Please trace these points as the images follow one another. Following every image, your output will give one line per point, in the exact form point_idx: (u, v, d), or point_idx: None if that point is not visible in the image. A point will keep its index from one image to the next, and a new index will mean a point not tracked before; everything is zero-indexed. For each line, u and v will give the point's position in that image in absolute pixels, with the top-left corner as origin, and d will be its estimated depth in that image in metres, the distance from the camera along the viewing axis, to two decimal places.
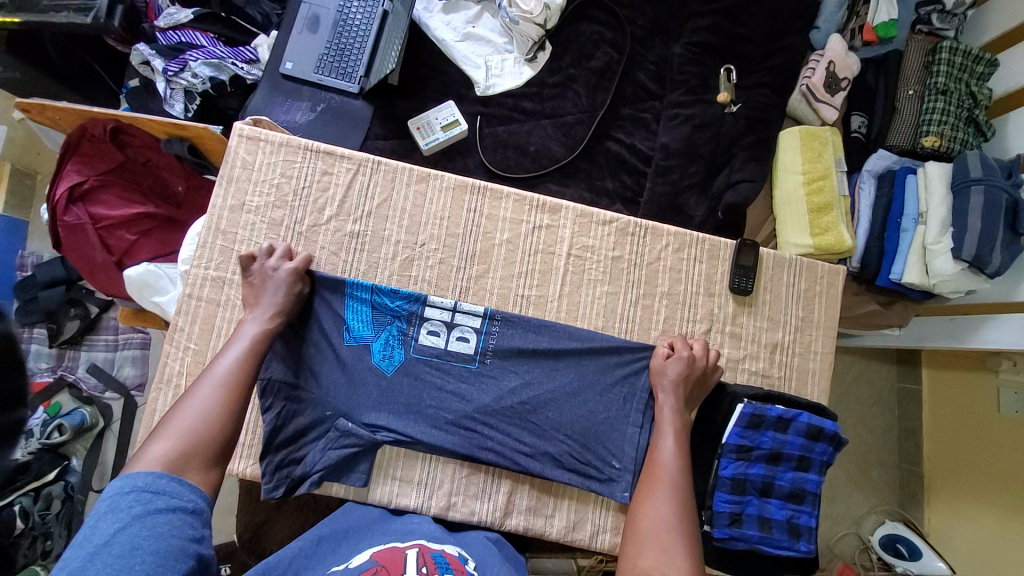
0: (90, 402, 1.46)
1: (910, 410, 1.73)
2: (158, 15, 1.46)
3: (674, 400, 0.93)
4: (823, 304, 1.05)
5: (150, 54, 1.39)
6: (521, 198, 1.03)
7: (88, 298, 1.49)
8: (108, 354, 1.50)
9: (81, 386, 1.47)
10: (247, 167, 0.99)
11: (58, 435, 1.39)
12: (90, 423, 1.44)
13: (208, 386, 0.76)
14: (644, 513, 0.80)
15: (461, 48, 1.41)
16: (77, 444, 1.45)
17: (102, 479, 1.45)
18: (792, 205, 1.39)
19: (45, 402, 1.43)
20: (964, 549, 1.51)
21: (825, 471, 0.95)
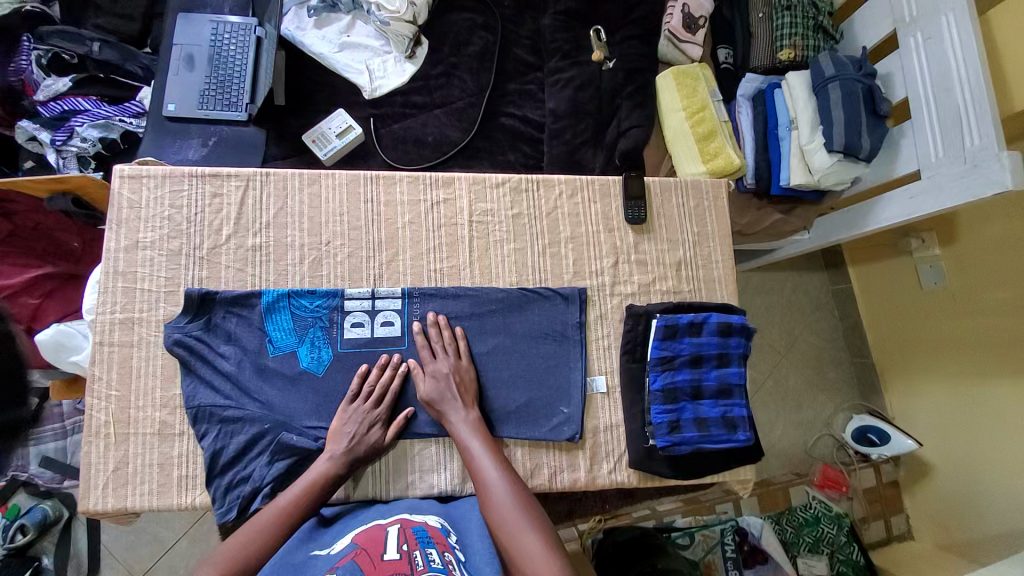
0: (49, 496, 1.43)
1: (847, 307, 1.86)
2: (36, 89, 1.45)
3: (461, 410, 0.93)
4: (714, 216, 1.13)
5: (36, 128, 1.40)
6: (415, 178, 1.07)
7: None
8: (59, 444, 1.38)
9: (36, 483, 1.37)
10: (134, 206, 0.99)
11: (22, 536, 1.37)
12: (53, 518, 1.41)
13: (264, 516, 0.82)
14: (495, 515, 0.82)
15: (341, 59, 1.45)
16: (46, 541, 1.42)
17: (77, 573, 1.43)
18: (681, 138, 1.48)
19: (2, 507, 1.40)
20: (929, 422, 1.62)
21: (744, 361, 1.02)
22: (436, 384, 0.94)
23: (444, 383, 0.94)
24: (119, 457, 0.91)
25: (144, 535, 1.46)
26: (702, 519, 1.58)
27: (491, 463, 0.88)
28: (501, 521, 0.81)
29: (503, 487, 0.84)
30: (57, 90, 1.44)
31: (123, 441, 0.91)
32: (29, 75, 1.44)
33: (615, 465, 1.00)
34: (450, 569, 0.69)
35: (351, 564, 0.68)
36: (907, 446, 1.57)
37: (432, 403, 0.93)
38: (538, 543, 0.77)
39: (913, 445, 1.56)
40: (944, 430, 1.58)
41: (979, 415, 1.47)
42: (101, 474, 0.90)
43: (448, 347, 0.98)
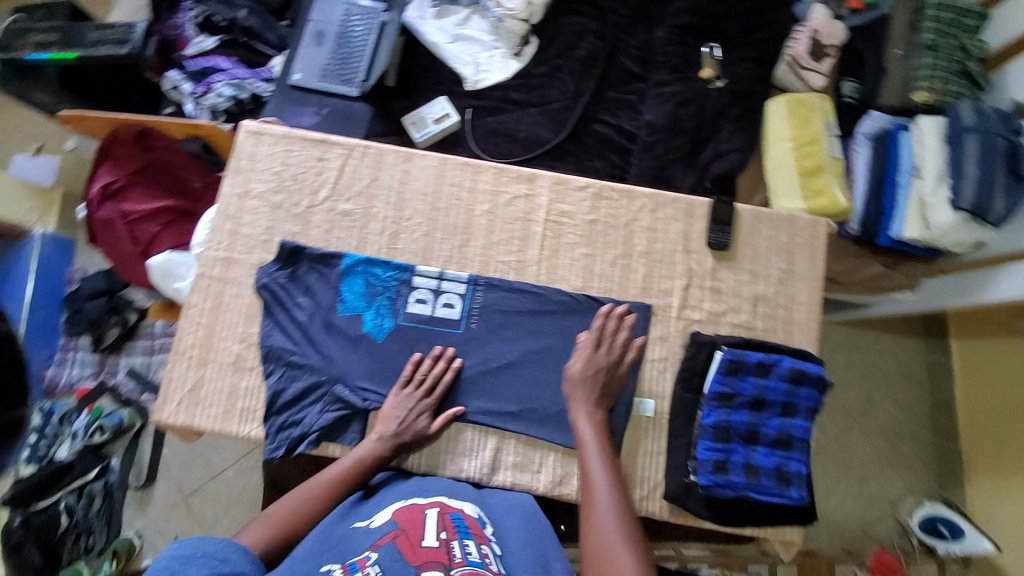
0: (128, 404, 1.63)
1: (941, 383, 1.65)
2: (187, 45, 1.63)
3: (586, 406, 0.92)
4: (805, 256, 1.06)
5: (180, 79, 1.59)
6: (501, 170, 1.09)
7: (129, 308, 1.69)
8: (146, 358, 1.69)
9: (121, 390, 1.65)
10: (252, 159, 1.10)
11: (100, 436, 1.57)
12: (127, 424, 1.61)
13: (314, 487, 0.87)
14: (593, 528, 0.80)
15: (452, 49, 1.53)
16: (118, 443, 1.61)
17: (138, 477, 1.63)
18: (783, 169, 1.39)
19: (88, 406, 1.59)
20: (1012, 529, 1.40)
21: (811, 416, 0.94)
22: (581, 382, 0.94)
23: (581, 384, 0.93)
24: (195, 377, 1.00)
25: (199, 459, 1.66)
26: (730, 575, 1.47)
27: (600, 473, 0.86)
28: (601, 532, 0.79)
29: (609, 502, 0.82)
30: (204, 48, 1.63)
31: (203, 364, 1.00)
32: (184, 32, 1.64)
33: (649, 492, 0.95)
34: (487, 564, 0.71)
35: (390, 548, 0.72)
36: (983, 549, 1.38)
37: (569, 389, 0.94)
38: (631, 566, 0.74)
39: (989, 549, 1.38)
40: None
41: None
42: (178, 390, 1.00)
43: (613, 343, 0.97)
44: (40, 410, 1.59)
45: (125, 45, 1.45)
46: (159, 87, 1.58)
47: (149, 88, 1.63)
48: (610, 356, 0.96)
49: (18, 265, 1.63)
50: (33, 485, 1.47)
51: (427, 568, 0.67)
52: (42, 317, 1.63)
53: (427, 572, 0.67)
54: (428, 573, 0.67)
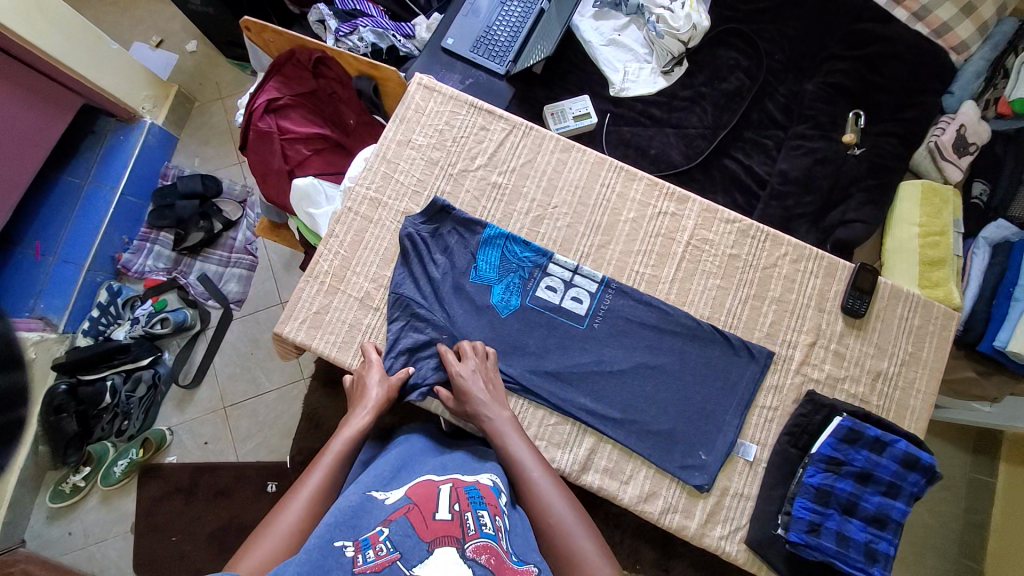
0: (193, 305, 1.65)
1: (981, 505, 1.56)
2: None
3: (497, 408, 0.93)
4: (934, 345, 1.05)
5: (327, 14, 1.56)
6: (653, 183, 1.10)
7: (217, 216, 1.69)
8: (219, 268, 1.69)
9: (188, 290, 1.66)
10: (419, 111, 1.12)
11: (161, 328, 1.56)
12: (188, 324, 1.62)
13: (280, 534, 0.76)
14: (546, 519, 0.82)
15: (604, 52, 1.54)
16: (172, 341, 1.65)
17: (185, 376, 1.63)
18: (903, 253, 1.36)
19: (154, 298, 1.64)
20: None
21: (912, 503, 0.93)
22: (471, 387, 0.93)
23: (475, 390, 0.93)
24: (324, 302, 1.04)
25: (246, 373, 1.64)
26: None
27: (534, 470, 0.87)
28: (558, 523, 0.82)
29: (553, 492, 0.84)
30: None
31: (334, 292, 1.04)
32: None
33: (729, 533, 0.96)
34: (499, 538, 0.71)
35: (403, 522, 0.68)
36: None
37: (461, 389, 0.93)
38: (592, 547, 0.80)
39: None
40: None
41: None
42: (304, 310, 1.03)
43: (477, 353, 0.97)
44: (109, 288, 1.62)
45: None
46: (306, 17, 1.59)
47: (286, 16, 1.65)
48: (488, 365, 0.97)
49: (122, 146, 1.64)
50: (83, 358, 1.49)
51: (442, 543, 0.65)
52: (133, 204, 1.66)
53: (441, 546, 0.65)
54: (442, 547, 0.65)
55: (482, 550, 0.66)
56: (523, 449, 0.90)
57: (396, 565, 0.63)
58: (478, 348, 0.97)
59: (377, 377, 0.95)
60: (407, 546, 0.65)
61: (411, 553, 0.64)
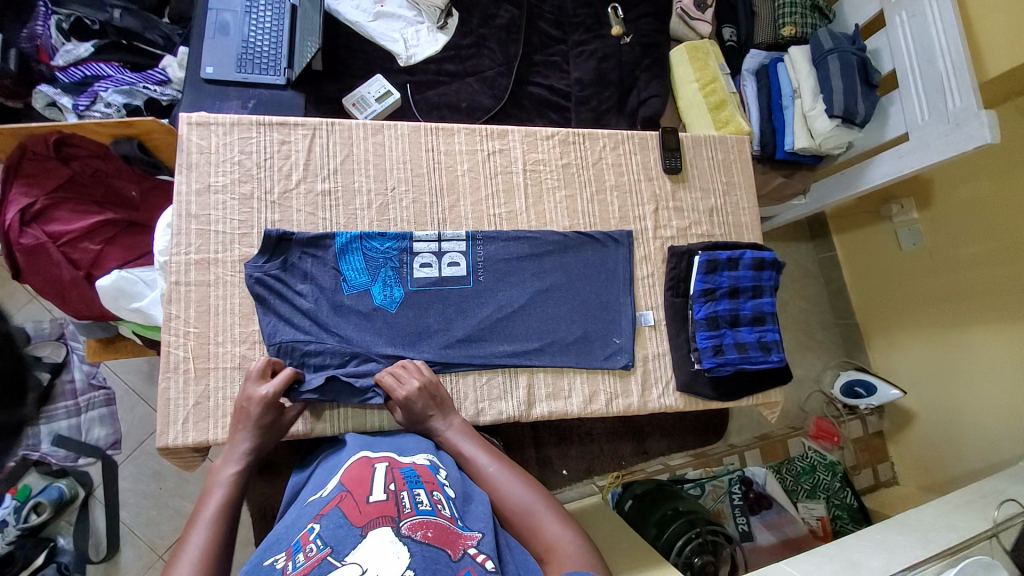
0: (63, 474, 1.38)
1: (833, 274, 1.99)
2: (53, 55, 1.36)
3: (446, 420, 0.94)
4: (739, 168, 1.26)
5: (56, 92, 1.32)
6: (471, 130, 1.13)
7: (37, 365, 1.39)
8: (73, 421, 1.39)
9: (48, 462, 1.37)
10: (204, 151, 1.01)
11: (36, 517, 1.32)
12: (69, 496, 1.37)
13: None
14: (508, 507, 0.82)
15: (375, 27, 1.50)
16: (61, 521, 1.38)
17: (98, 549, 1.38)
18: (695, 108, 1.58)
19: (11, 489, 1.33)
20: (909, 373, 1.76)
21: (774, 293, 1.14)
22: (412, 412, 0.93)
23: (424, 417, 0.94)
24: (199, 391, 0.93)
25: (165, 511, 1.43)
26: (712, 471, 1.68)
27: (489, 463, 0.89)
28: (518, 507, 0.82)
29: (508, 479, 0.86)
30: (77, 56, 1.36)
31: (205, 374, 0.94)
32: (45, 41, 1.37)
33: (664, 389, 1.10)
34: (438, 510, 0.72)
35: (335, 514, 0.70)
36: (892, 395, 1.69)
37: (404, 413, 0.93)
38: (557, 526, 0.79)
39: (897, 395, 1.69)
40: (923, 379, 1.72)
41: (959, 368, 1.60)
42: (181, 409, 0.92)
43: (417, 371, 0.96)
44: None
45: None
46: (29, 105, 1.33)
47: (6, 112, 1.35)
48: (429, 378, 0.96)
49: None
50: None
51: (375, 525, 0.66)
52: None
53: (374, 528, 0.66)
54: (375, 529, 0.66)
55: (418, 526, 0.67)
56: (478, 449, 0.91)
57: (328, 560, 0.62)
58: (404, 366, 0.96)
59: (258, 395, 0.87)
60: (337, 539, 0.65)
61: (342, 546, 0.64)
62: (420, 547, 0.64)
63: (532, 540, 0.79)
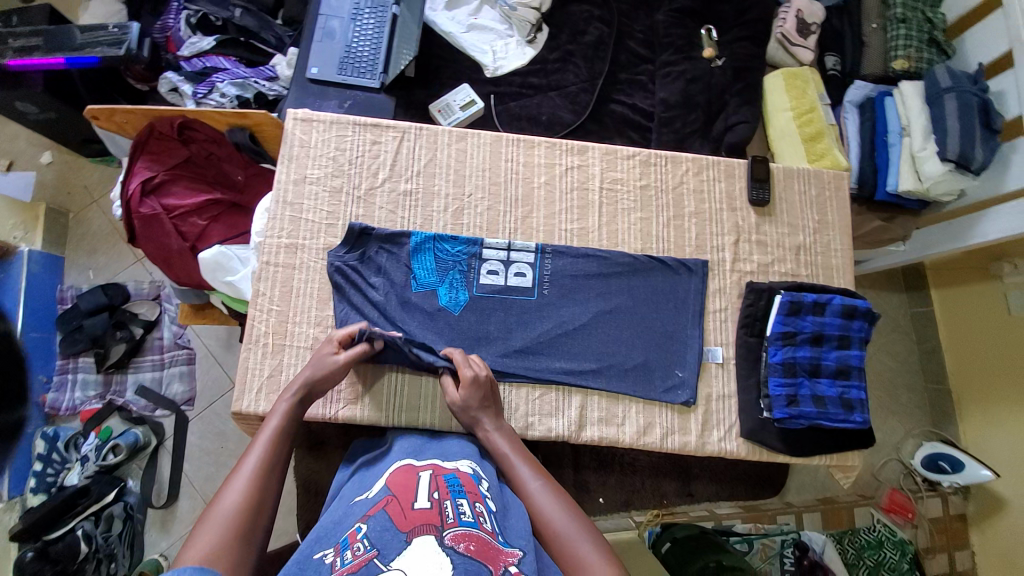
0: (141, 422, 1.51)
1: (927, 332, 1.78)
2: (180, 45, 1.53)
3: (494, 423, 0.93)
4: (834, 207, 1.16)
5: (180, 80, 1.46)
6: (552, 144, 1.14)
7: (133, 321, 1.54)
8: (155, 374, 1.55)
9: (130, 409, 1.51)
10: (305, 145, 1.08)
11: (113, 457, 1.43)
12: (143, 443, 1.48)
13: (219, 528, 0.68)
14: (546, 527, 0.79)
15: (468, 38, 1.54)
16: (132, 465, 1.50)
17: (160, 496, 1.50)
18: (788, 138, 1.48)
19: (97, 427, 1.47)
20: (1004, 450, 1.55)
21: (863, 346, 1.04)
22: (467, 400, 0.92)
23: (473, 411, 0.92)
24: (274, 364, 0.98)
25: (223, 472, 1.53)
26: (763, 528, 1.57)
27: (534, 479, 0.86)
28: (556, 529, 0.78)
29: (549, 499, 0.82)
30: (200, 48, 1.52)
31: (281, 349, 0.99)
32: (175, 33, 1.53)
33: (726, 433, 1.03)
34: (480, 523, 0.71)
35: (381, 516, 0.71)
36: (983, 477, 1.50)
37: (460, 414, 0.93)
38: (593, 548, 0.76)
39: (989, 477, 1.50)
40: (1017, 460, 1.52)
41: None
42: (257, 377, 0.97)
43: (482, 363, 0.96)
44: (43, 436, 1.46)
45: (121, 45, 1.35)
46: (156, 89, 1.47)
47: (135, 95, 1.54)
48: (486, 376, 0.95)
49: (4, 284, 1.47)
50: (41, 516, 1.34)
51: (420, 531, 0.67)
52: (39, 339, 1.50)
53: (419, 534, 0.66)
54: (420, 535, 0.66)
55: (460, 537, 0.67)
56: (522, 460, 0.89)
57: (374, 562, 0.63)
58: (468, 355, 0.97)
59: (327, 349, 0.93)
60: (383, 542, 0.66)
61: (387, 548, 0.64)
62: (463, 559, 0.64)
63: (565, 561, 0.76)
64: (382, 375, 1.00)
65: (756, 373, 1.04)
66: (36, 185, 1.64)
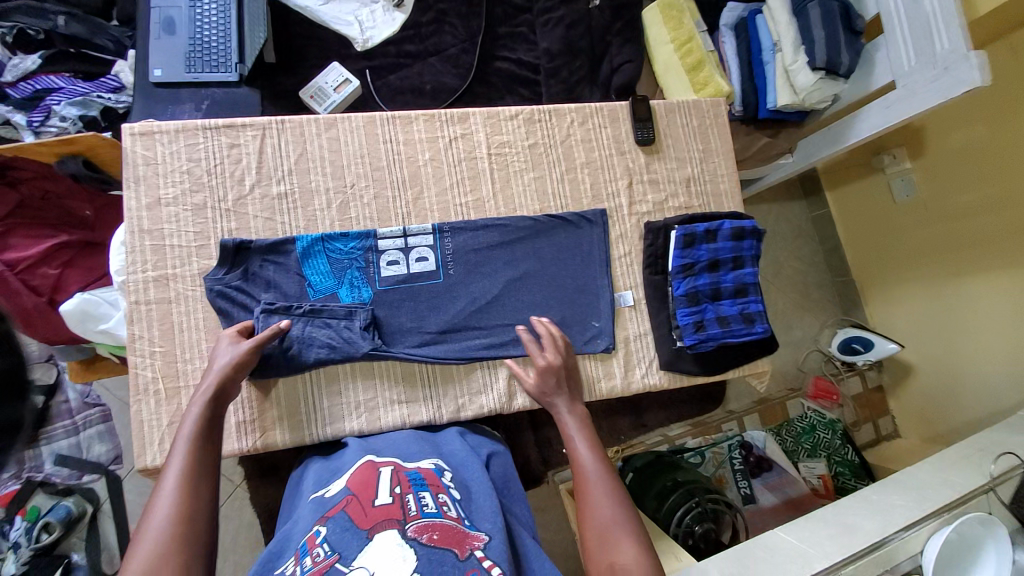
0: (70, 492, 1.37)
1: (827, 231, 1.93)
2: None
3: (564, 403, 0.91)
4: (716, 134, 1.20)
5: (7, 110, 1.23)
6: (430, 116, 1.08)
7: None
8: (72, 441, 1.35)
9: (54, 481, 1.35)
10: (150, 162, 0.96)
11: (48, 536, 1.30)
12: (77, 513, 1.35)
13: (156, 542, 0.63)
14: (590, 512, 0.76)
15: (327, 11, 1.40)
16: (73, 537, 1.36)
17: (113, 562, 1.38)
18: (671, 70, 1.49)
19: (20, 510, 1.30)
20: (907, 325, 1.73)
21: (757, 263, 1.11)
22: (543, 384, 0.92)
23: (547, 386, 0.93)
24: (173, 411, 0.91)
25: None
26: (712, 438, 1.67)
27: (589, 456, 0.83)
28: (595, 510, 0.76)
29: (604, 485, 0.78)
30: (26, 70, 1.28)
31: (176, 393, 0.92)
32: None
33: (648, 369, 1.08)
34: (444, 513, 0.70)
35: (342, 517, 0.68)
36: (891, 349, 1.66)
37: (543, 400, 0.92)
38: (633, 551, 0.71)
39: (894, 348, 1.66)
40: (920, 332, 1.69)
41: (956, 320, 1.57)
42: (156, 430, 0.91)
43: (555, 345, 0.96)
44: None
45: None
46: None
47: None
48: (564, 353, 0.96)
49: None
50: None
51: (381, 528, 0.65)
52: None
53: (381, 531, 0.64)
54: (382, 532, 0.64)
55: (424, 529, 0.65)
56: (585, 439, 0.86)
57: (337, 565, 0.61)
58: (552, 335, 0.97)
59: (226, 346, 0.85)
60: (343, 543, 0.64)
61: (348, 550, 0.62)
62: (426, 550, 0.62)
63: (599, 551, 0.72)
64: (295, 393, 0.95)
65: (664, 309, 1.08)
66: None
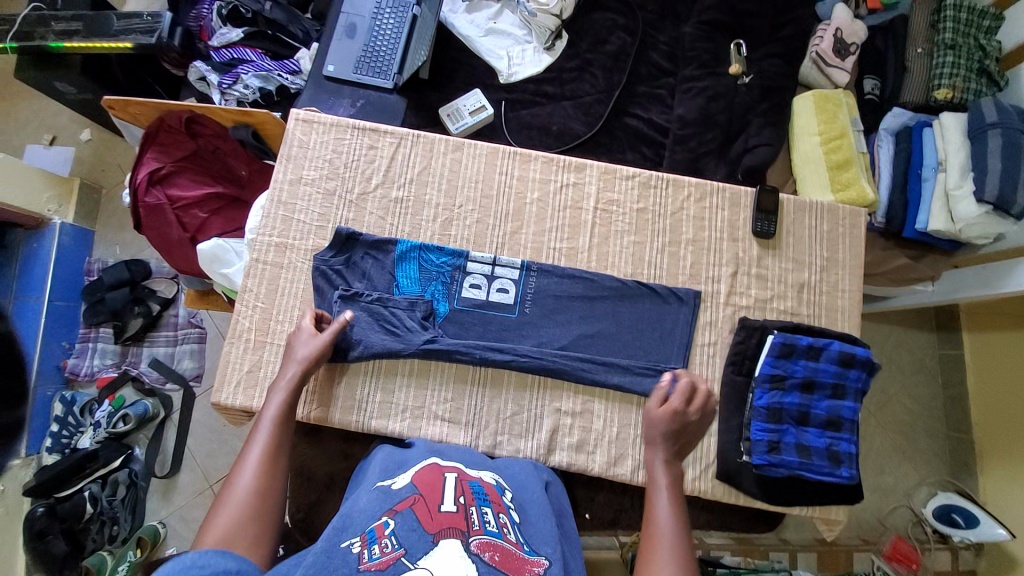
0: (151, 394, 1.52)
1: (954, 377, 1.66)
2: (211, 36, 1.55)
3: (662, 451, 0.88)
4: (846, 245, 1.09)
5: (207, 69, 1.48)
6: (550, 159, 1.11)
7: (151, 297, 1.55)
8: (169, 348, 1.56)
9: (143, 380, 1.53)
10: (303, 146, 1.10)
11: (123, 425, 1.45)
12: (151, 414, 1.49)
13: (239, 506, 0.74)
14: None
15: (484, 42, 1.54)
16: (140, 433, 1.51)
17: (163, 466, 1.50)
18: (810, 163, 1.38)
19: (110, 396, 1.49)
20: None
21: (860, 398, 0.98)
22: (655, 422, 0.90)
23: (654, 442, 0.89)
24: (254, 360, 1.01)
25: (223, 446, 1.53)
26: (753, 562, 1.46)
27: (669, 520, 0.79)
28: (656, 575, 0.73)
29: (673, 553, 0.75)
30: (229, 39, 1.52)
31: (261, 346, 1.01)
32: (207, 23, 1.57)
33: (700, 473, 0.99)
34: (505, 534, 0.69)
35: (409, 515, 0.68)
36: (998, 536, 1.37)
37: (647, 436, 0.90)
38: None
39: (1005, 537, 1.36)
40: None
41: None
42: (236, 372, 1.00)
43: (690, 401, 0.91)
44: (62, 399, 1.48)
45: (152, 34, 1.37)
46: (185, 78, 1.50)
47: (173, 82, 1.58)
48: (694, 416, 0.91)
49: (38, 255, 1.51)
50: (52, 475, 1.36)
51: (446, 535, 0.65)
52: (65, 308, 1.52)
53: (446, 538, 0.65)
54: (447, 539, 0.64)
55: (486, 546, 0.65)
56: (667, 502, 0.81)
57: (402, 560, 0.62)
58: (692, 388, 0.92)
59: (307, 336, 0.93)
60: (411, 541, 0.64)
61: (415, 549, 0.63)
62: (488, 569, 0.62)
63: None
64: (354, 381, 1.00)
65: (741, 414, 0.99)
66: (74, 161, 1.66)
